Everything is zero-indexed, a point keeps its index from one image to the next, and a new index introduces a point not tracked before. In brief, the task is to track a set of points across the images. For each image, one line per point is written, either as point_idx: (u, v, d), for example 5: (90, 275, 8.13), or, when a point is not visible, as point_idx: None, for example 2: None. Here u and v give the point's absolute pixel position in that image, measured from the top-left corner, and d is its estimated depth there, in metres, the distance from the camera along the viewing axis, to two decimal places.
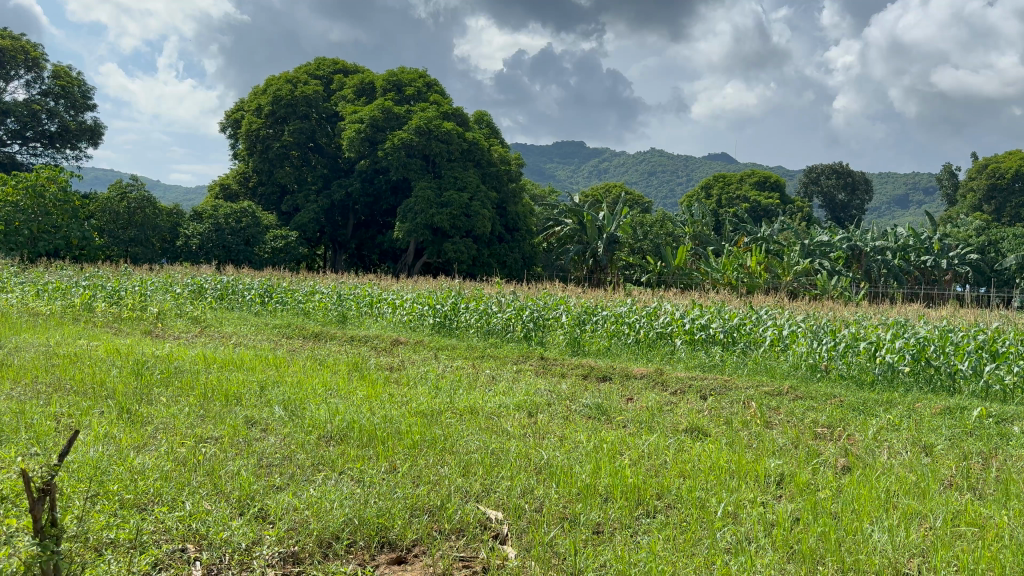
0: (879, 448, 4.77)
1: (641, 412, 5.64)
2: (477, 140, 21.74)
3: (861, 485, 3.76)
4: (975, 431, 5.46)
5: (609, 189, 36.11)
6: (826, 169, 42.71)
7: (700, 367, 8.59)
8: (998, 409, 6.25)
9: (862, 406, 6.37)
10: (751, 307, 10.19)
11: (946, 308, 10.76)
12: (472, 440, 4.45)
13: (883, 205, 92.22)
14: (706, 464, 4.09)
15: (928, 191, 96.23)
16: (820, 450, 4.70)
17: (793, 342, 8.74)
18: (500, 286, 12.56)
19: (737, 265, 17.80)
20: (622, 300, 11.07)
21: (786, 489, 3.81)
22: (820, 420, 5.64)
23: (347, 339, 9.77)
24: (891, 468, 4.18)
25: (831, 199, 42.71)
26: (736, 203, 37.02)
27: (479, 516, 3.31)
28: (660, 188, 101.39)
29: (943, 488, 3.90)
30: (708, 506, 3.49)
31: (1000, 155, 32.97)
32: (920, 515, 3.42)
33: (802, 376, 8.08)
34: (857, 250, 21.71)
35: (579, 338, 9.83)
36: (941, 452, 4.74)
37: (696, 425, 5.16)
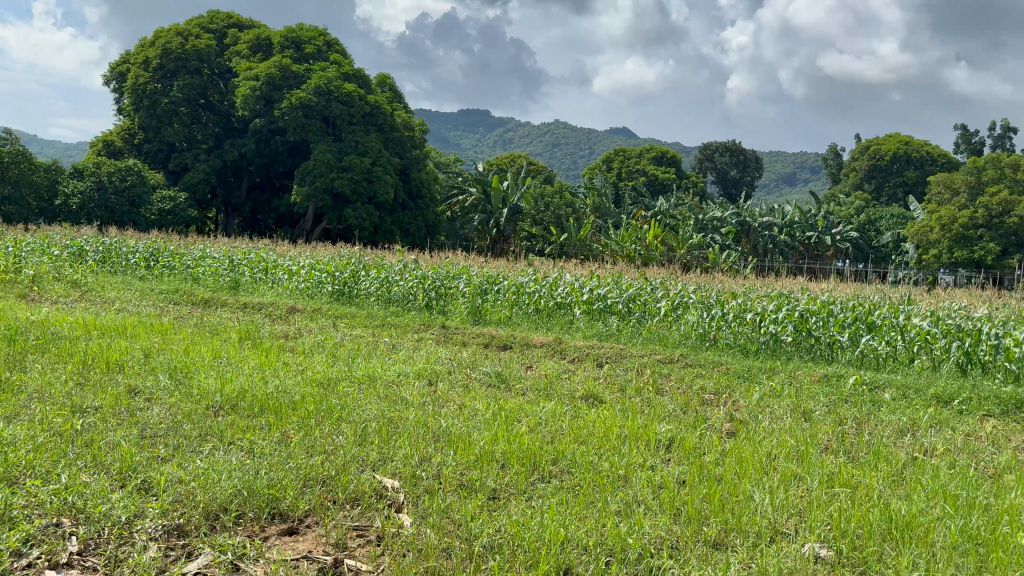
0: (762, 413, 5.00)
1: (539, 380, 5.73)
2: (380, 104, 21.44)
3: (745, 449, 3.93)
4: (849, 397, 5.81)
5: (513, 160, 36.30)
6: (721, 146, 44.01)
7: (597, 335, 8.79)
8: (871, 376, 6.65)
9: (747, 373, 6.67)
10: (646, 278, 10.45)
11: (832, 281, 11.29)
12: (370, 408, 4.39)
13: (771, 182, 96.08)
14: (600, 429, 4.19)
15: (813, 171, 100.79)
16: (707, 415, 4.88)
17: (686, 312, 9.03)
18: (402, 253, 12.42)
19: (635, 237, 18.23)
20: (524, 270, 11.15)
21: (675, 452, 3.94)
22: (708, 386, 5.88)
23: (240, 306, 9.47)
24: (772, 433, 4.37)
25: (725, 176, 44.08)
26: (635, 176, 37.74)
27: (374, 485, 3.27)
28: (562, 159, 102.33)
29: (820, 451, 4.12)
30: (601, 470, 3.57)
31: (879, 138, 34.81)
32: (799, 477, 3.60)
33: (692, 344, 8.38)
34: (746, 226, 22.93)
35: (481, 307, 9.89)
36: (818, 417, 5.00)
37: (593, 392, 5.28)
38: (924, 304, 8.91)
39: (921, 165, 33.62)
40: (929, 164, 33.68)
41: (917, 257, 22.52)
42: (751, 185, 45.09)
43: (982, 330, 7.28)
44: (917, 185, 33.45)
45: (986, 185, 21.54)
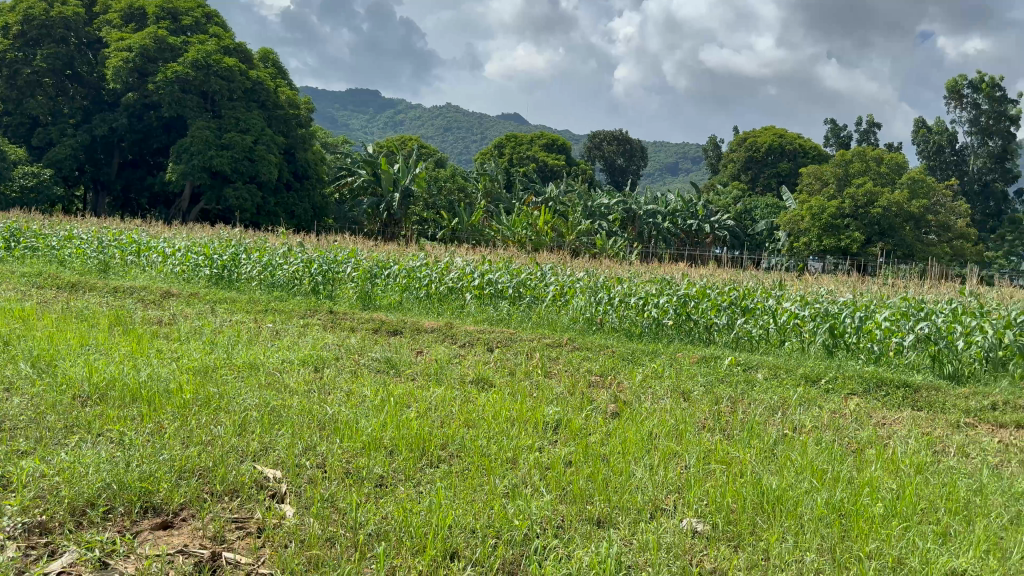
0: (644, 394, 5.15)
1: (429, 364, 5.70)
2: (262, 80, 20.82)
3: (629, 428, 4.04)
4: (725, 377, 6.09)
5: (403, 142, 35.87)
6: (608, 135, 44.88)
7: (488, 319, 8.81)
8: (746, 358, 6.96)
9: (631, 356, 6.86)
10: (536, 263, 10.56)
11: (711, 268, 11.72)
12: (251, 396, 4.25)
13: (656, 171, 98.97)
14: (488, 413, 4.21)
15: (695, 162, 104.53)
16: (593, 396, 4.99)
17: (573, 296, 9.18)
18: (286, 236, 12.08)
19: (526, 223, 18.40)
20: (414, 254, 11.06)
21: (562, 433, 4.01)
22: (594, 369, 6.02)
23: (110, 290, 8.96)
24: (653, 413, 4.51)
25: (612, 164, 44.99)
26: (525, 162, 38.04)
27: (255, 476, 3.17)
28: (454, 144, 101.90)
29: (698, 429, 4.29)
30: (489, 453, 3.59)
31: (756, 131, 36.39)
32: (678, 455, 3.74)
33: (580, 329, 8.55)
34: (632, 214, 23.52)
35: (370, 292, 9.75)
36: (697, 396, 5.21)
37: (483, 376, 5.30)
38: (795, 289, 9.38)
39: (793, 157, 35.37)
40: (801, 156, 35.45)
41: (789, 245, 23.74)
42: (637, 174, 46.29)
43: (845, 314, 7.71)
44: (790, 176, 35.18)
45: (852, 177, 22.84)
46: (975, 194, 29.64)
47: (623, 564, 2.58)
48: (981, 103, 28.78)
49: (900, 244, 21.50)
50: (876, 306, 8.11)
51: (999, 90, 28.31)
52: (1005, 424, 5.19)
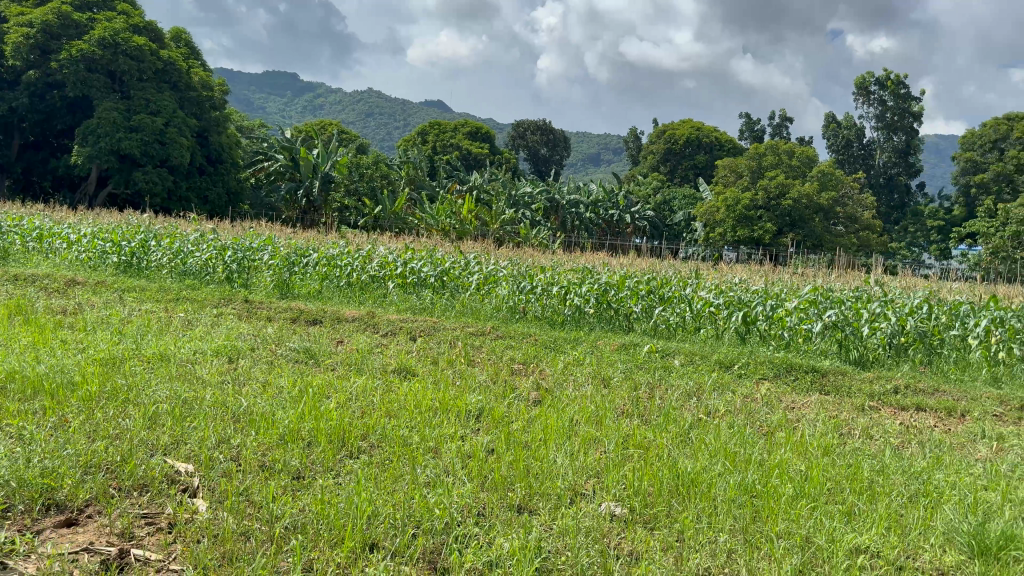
0: (565, 381, 5.22)
1: (349, 354, 5.63)
2: (174, 60, 20.02)
3: (550, 415, 4.08)
4: (644, 364, 6.21)
5: (322, 127, 35.17)
6: (532, 125, 45.01)
7: (410, 308, 8.74)
8: (665, 345, 7.11)
9: (553, 344, 6.92)
10: (460, 252, 10.52)
11: (631, 257, 11.89)
12: (162, 388, 4.11)
13: (579, 162, 99.96)
14: (409, 402, 4.18)
15: (617, 152, 105.97)
16: (515, 384, 5.02)
17: (496, 285, 9.20)
18: (200, 222, 11.71)
19: (450, 211, 18.34)
20: (335, 242, 10.89)
21: (484, 422, 4.02)
22: (517, 357, 6.04)
23: (9, 278, 8.51)
24: (574, 400, 4.57)
25: (535, 153, 45.17)
26: (449, 150, 37.84)
27: (166, 470, 3.07)
28: (376, 130, 100.51)
29: (617, 415, 4.36)
30: (411, 443, 3.56)
31: (675, 123, 37.11)
32: (597, 440, 3.80)
33: (503, 317, 8.58)
34: (555, 203, 23.69)
35: (288, 280, 9.54)
36: (616, 383, 5.31)
37: (404, 365, 5.26)
38: (711, 279, 9.62)
39: (710, 150, 36.24)
40: (717, 148, 36.36)
41: (705, 235, 24.35)
42: (559, 163, 46.63)
43: (759, 302, 7.96)
44: (707, 168, 36.06)
45: (765, 170, 23.57)
46: (880, 187, 31.00)
47: (543, 549, 2.61)
48: (887, 100, 30.01)
49: (810, 235, 22.36)
50: (788, 295, 8.39)
51: (903, 87, 29.61)
52: (905, 407, 5.45)
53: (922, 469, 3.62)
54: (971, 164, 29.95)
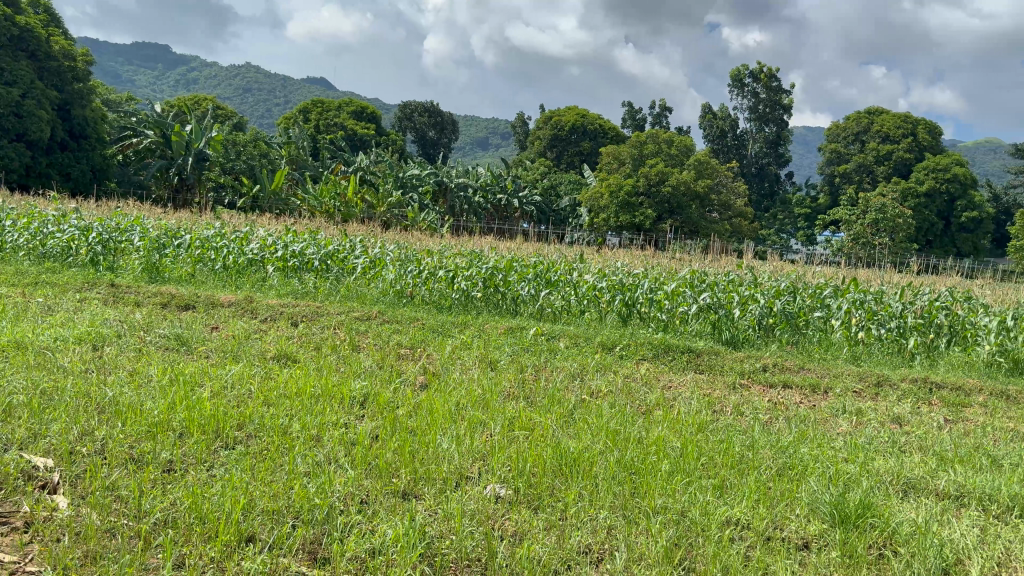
0: (453, 365, 5.22)
1: (227, 341, 5.42)
2: (32, 27, 18.59)
3: (436, 400, 4.06)
4: (531, 346, 6.28)
5: (198, 103, 33.65)
6: (419, 106, 44.52)
7: (292, 293, 8.49)
8: (550, 328, 7.21)
9: (440, 328, 6.90)
10: (345, 235, 10.30)
11: (519, 241, 12.00)
12: (18, 379, 3.83)
13: (466, 145, 99.80)
14: (289, 389, 4.07)
15: (504, 137, 106.40)
16: (402, 369, 4.98)
17: (382, 269, 9.07)
18: (61, 201, 11.01)
19: (334, 192, 17.97)
20: (210, 223, 10.48)
21: (369, 408, 3.96)
22: (404, 341, 5.97)
23: None
24: (461, 383, 4.57)
25: (422, 136, 44.77)
26: (332, 130, 36.96)
27: (22, 466, 2.86)
28: (255, 106, 96.84)
29: (503, 398, 4.40)
30: (291, 432, 3.46)
31: (561, 109, 37.61)
32: (484, 423, 3.80)
33: (389, 301, 8.47)
34: (443, 187, 23.56)
35: (158, 263, 9.08)
36: (503, 365, 5.35)
37: (285, 352, 5.11)
38: (595, 263, 9.81)
39: (594, 137, 36.96)
40: (601, 136, 37.13)
41: (590, 220, 24.86)
42: (447, 146, 46.41)
43: (639, 285, 8.20)
44: (591, 155, 36.79)
45: (646, 158, 24.28)
46: (752, 176, 32.47)
47: (427, 534, 2.60)
48: (759, 92, 31.37)
49: (687, 221, 23.21)
50: (666, 278, 8.68)
51: (775, 80, 31.05)
52: (773, 383, 5.76)
53: (788, 443, 3.82)
54: (835, 155, 31.83)
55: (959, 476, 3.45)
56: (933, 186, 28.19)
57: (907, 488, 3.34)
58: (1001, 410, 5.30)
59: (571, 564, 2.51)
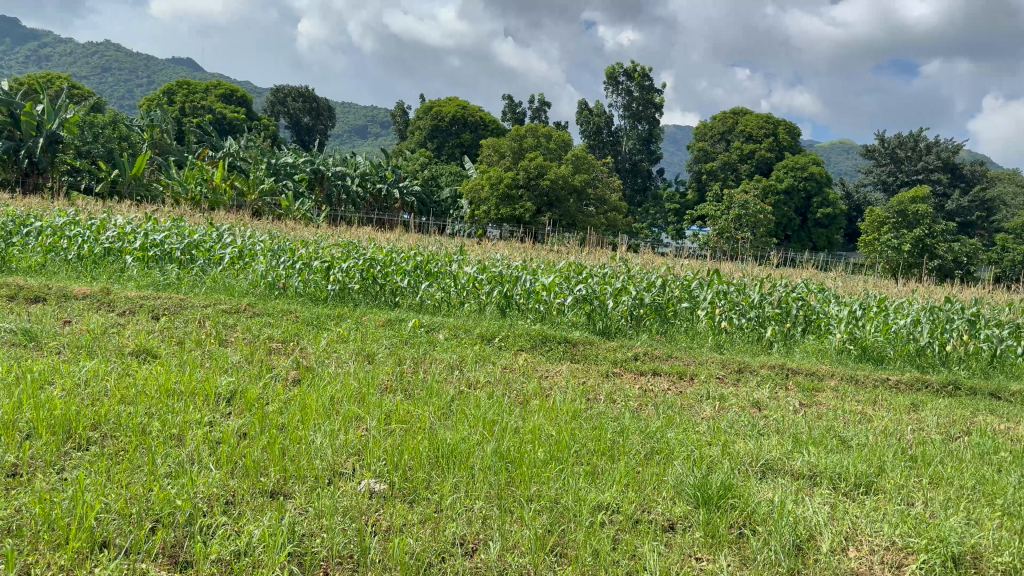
0: (328, 358, 5.10)
1: (81, 336, 5.09)
2: None
3: (309, 394, 3.96)
4: (410, 339, 6.21)
5: (49, 82, 31.37)
6: (294, 91, 43.23)
7: (153, 285, 8.05)
8: (429, 320, 7.17)
9: (315, 321, 6.73)
10: (212, 224, 9.92)
11: (397, 232, 11.88)
12: None
13: (344, 133, 97.80)
14: (150, 387, 3.87)
15: (383, 126, 105.00)
16: (273, 364, 4.83)
17: (252, 260, 8.77)
18: None
19: (199, 178, 17.25)
20: (63, 210, 9.85)
21: (236, 405, 3.81)
22: (276, 335, 5.80)
23: None
24: (336, 377, 4.49)
25: (297, 122, 43.56)
26: (200, 113, 35.36)
27: None
28: (116, 85, 91.31)
29: (380, 391, 4.34)
30: (150, 431, 3.29)
31: (440, 100, 37.43)
32: (359, 418, 3.74)
33: (259, 293, 8.19)
34: (320, 174, 22.95)
35: (3, 252, 8.46)
36: (381, 358, 5.28)
37: (146, 347, 4.85)
38: (474, 255, 9.84)
39: (474, 129, 37.03)
40: (481, 128, 37.25)
41: (470, 212, 24.91)
42: (323, 133, 45.35)
43: (517, 277, 8.29)
44: (471, 147, 36.85)
45: (526, 151, 24.53)
46: (626, 172, 33.40)
47: (296, 534, 2.53)
48: (633, 90, 32.25)
49: (565, 214, 23.67)
50: (544, 270, 8.81)
51: (647, 79, 32.03)
52: (644, 371, 5.96)
53: (656, 428, 3.97)
54: (703, 153, 33.20)
55: (812, 456, 3.68)
56: (792, 184, 29.88)
57: (765, 469, 3.54)
58: (850, 394, 5.68)
59: (445, 556, 2.51)
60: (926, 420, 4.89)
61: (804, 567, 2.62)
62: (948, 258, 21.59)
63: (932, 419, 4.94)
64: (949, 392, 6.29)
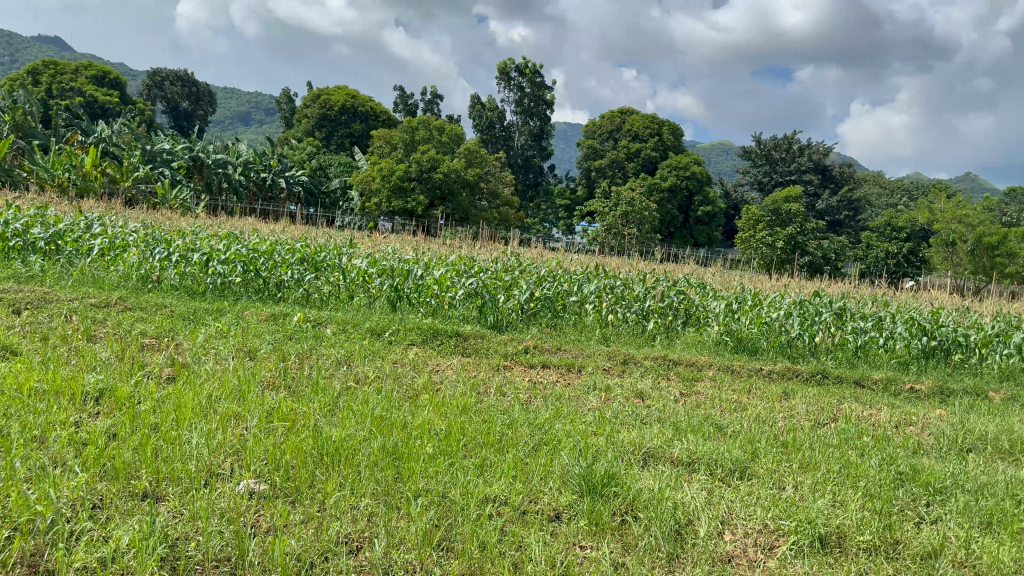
0: (206, 355, 4.91)
1: None
2: None
3: (185, 393, 3.80)
4: (294, 334, 6.06)
5: None
6: (171, 75, 41.38)
7: (14, 277, 7.53)
8: (314, 314, 7.02)
9: (193, 316, 6.46)
10: (80, 212, 9.39)
11: (281, 223, 11.57)
12: None
13: (226, 119, 94.32)
14: (8, 386, 3.62)
15: (268, 113, 101.88)
16: (146, 361, 4.61)
17: (124, 252, 8.37)
18: None
19: (68, 165, 16.31)
20: None
21: (105, 404, 3.62)
22: (149, 331, 5.54)
23: None
24: (214, 374, 4.33)
25: (175, 107, 41.73)
26: (69, 95, 33.32)
27: None
28: None
29: (260, 388, 4.22)
30: (8, 434, 3.08)
31: (328, 89, 36.64)
32: (238, 417, 3.62)
33: (133, 286, 7.80)
34: (199, 163, 21.76)
35: None
36: (263, 354, 5.13)
37: (4, 344, 4.54)
38: (364, 247, 9.71)
39: (365, 119, 36.66)
40: (371, 118, 36.76)
41: (360, 204, 24.54)
42: (202, 119, 43.64)
43: (407, 271, 8.23)
44: (361, 138, 36.29)
45: (417, 143, 24.35)
46: (518, 167, 33.67)
47: (169, 538, 2.43)
48: (524, 86, 32.51)
49: (458, 208, 23.67)
50: (435, 263, 8.78)
51: (538, 76, 32.37)
52: (533, 364, 6.04)
53: (544, 420, 4.03)
54: (592, 151, 33.86)
55: (690, 444, 3.83)
56: (675, 182, 30.88)
57: (647, 457, 3.66)
58: (727, 383, 5.95)
59: (328, 555, 2.47)
60: (796, 408, 5.16)
61: (682, 551, 2.71)
62: (818, 254, 23.17)
63: (802, 407, 5.21)
64: (817, 381, 6.67)
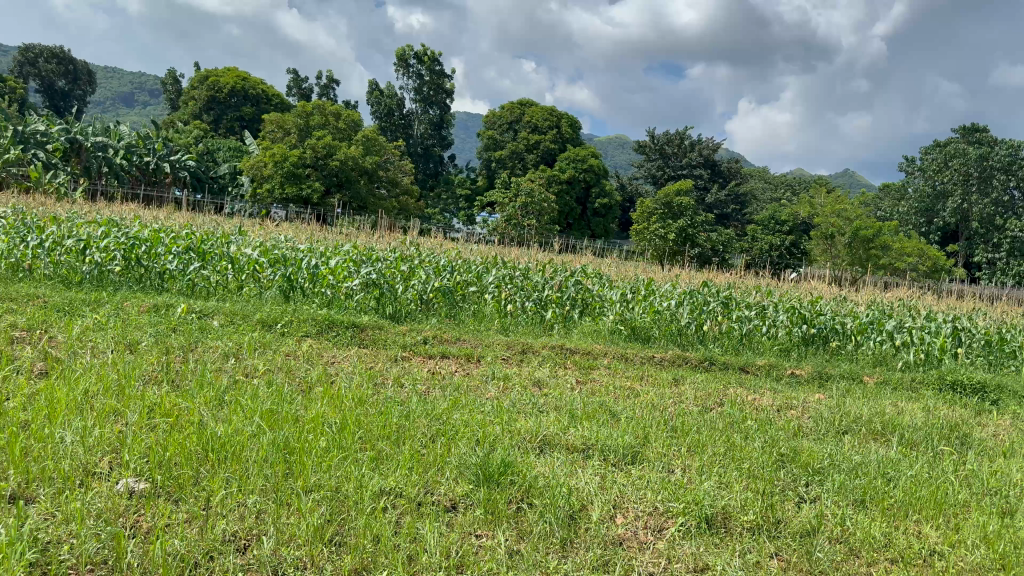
0: (83, 349, 4.66)
1: None
2: None
3: (58, 388, 3.60)
4: (178, 326, 5.83)
5: None
6: (46, 51, 38.99)
7: None
8: (200, 305, 6.76)
9: (68, 307, 6.13)
10: None
11: (166, 210, 11.12)
12: None
13: (107, 100, 89.54)
14: None
15: (153, 95, 97.29)
16: (15, 355, 4.34)
17: None
18: None
19: None
20: None
21: None
22: (19, 323, 5.21)
23: None
24: (91, 368, 4.12)
25: (50, 85, 39.36)
26: None
27: None
28: None
29: (142, 382, 4.04)
30: None
31: (218, 70, 35.30)
32: (118, 413, 3.47)
33: (2, 276, 7.34)
34: (77, 145, 20.71)
35: None
36: (145, 348, 4.91)
37: None
38: (255, 236, 9.45)
39: (256, 102, 35.50)
40: (264, 102, 35.65)
41: (252, 190, 23.79)
42: (81, 99, 41.34)
43: (301, 261, 8.05)
44: (253, 122, 35.19)
45: (312, 129, 23.78)
46: (418, 155, 33.40)
47: (38, 542, 2.30)
48: (423, 74, 32.26)
49: (356, 196, 23.29)
50: (330, 253, 8.61)
51: (437, 64, 32.18)
52: (432, 354, 6.02)
53: (441, 411, 4.02)
54: (492, 141, 33.97)
55: (585, 431, 3.90)
56: (573, 174, 31.31)
57: (543, 445, 3.70)
58: (620, 371, 6.10)
59: (213, 555, 2.40)
60: (684, 394, 5.33)
61: (575, 536, 2.77)
62: (706, 246, 23.87)
63: (691, 392, 5.40)
64: (705, 367, 6.91)
